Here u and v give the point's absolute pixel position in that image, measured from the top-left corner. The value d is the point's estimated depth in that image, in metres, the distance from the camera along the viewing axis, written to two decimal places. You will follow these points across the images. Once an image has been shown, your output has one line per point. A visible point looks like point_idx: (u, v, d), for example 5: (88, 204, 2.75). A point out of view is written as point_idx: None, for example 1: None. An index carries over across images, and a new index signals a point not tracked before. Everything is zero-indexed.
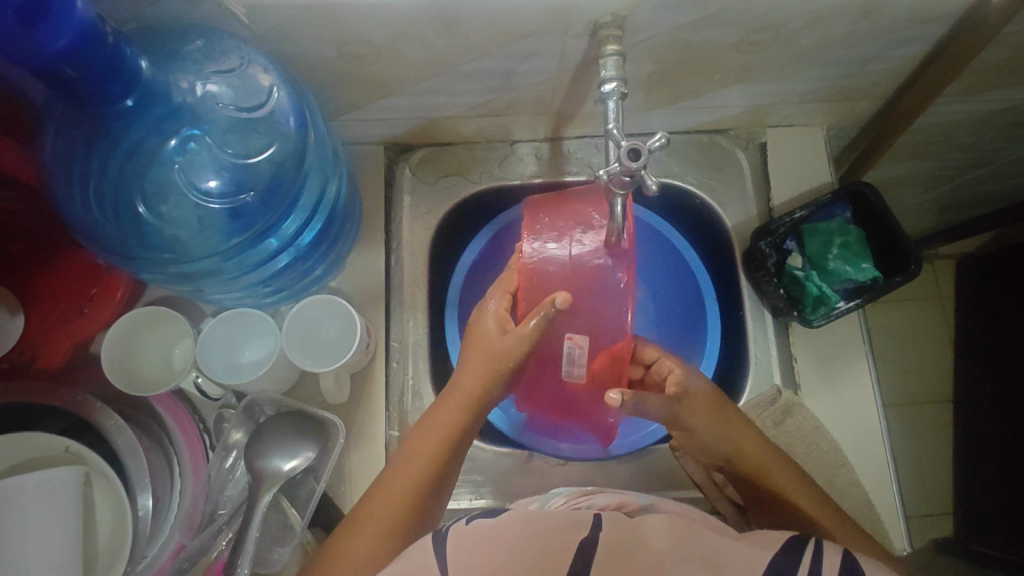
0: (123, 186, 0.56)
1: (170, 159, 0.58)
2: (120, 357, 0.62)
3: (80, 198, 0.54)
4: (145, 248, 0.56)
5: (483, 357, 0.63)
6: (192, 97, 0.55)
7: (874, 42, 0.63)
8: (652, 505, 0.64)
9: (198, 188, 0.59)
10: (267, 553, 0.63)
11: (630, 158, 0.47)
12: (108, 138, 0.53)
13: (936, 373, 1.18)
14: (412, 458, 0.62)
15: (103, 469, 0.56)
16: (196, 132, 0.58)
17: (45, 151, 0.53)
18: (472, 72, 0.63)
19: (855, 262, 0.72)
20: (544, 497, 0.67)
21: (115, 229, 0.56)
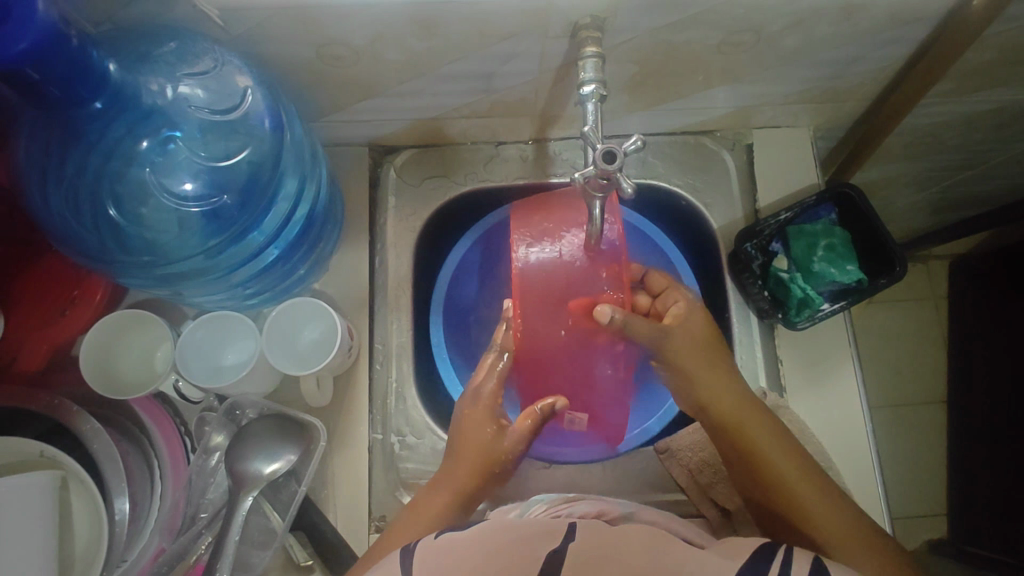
0: (97, 189, 0.56)
1: (146, 161, 0.57)
2: (99, 361, 0.62)
3: (54, 202, 0.54)
4: (120, 250, 0.56)
5: (476, 450, 0.65)
6: (164, 100, 0.55)
7: (856, 43, 0.63)
8: (633, 513, 0.63)
9: (173, 190, 0.58)
10: (246, 558, 0.63)
11: (605, 161, 0.47)
12: (81, 140, 0.53)
13: (929, 374, 1.18)
14: (448, 476, 0.65)
15: (79, 474, 0.56)
16: (172, 134, 0.58)
17: (19, 154, 0.53)
18: (453, 74, 0.63)
19: (840, 265, 0.71)
20: (525, 504, 0.66)
21: (90, 232, 0.55)
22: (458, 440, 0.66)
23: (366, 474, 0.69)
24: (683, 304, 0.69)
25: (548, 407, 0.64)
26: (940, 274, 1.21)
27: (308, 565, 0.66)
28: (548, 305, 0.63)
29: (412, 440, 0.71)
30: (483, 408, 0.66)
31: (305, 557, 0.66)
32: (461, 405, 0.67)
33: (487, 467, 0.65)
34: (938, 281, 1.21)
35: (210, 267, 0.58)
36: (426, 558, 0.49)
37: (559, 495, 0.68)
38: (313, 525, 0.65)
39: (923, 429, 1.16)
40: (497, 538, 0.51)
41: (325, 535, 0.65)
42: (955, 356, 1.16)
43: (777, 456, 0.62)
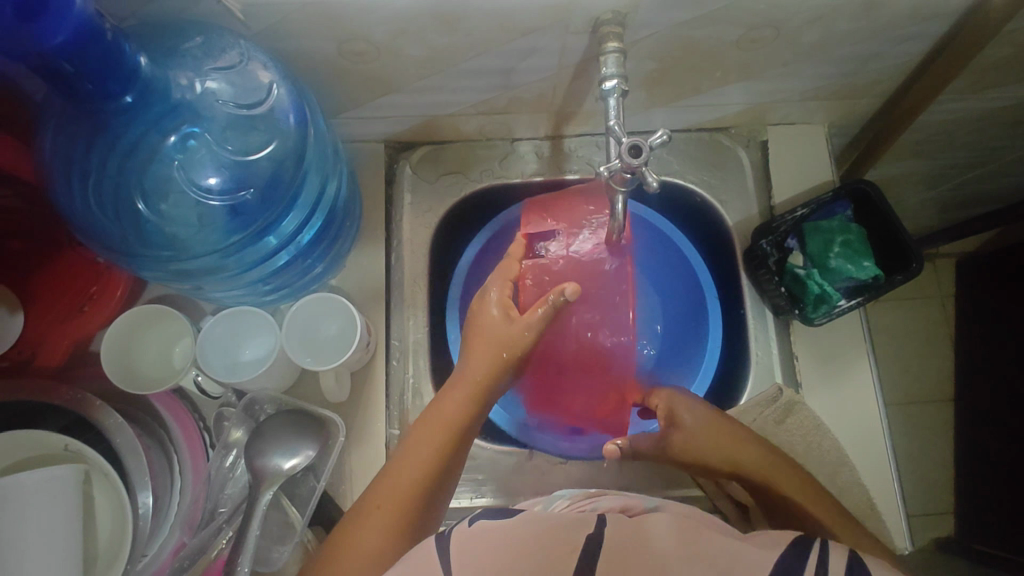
0: (123, 183, 0.56)
1: (170, 156, 0.58)
2: (120, 356, 0.62)
3: (80, 195, 0.54)
4: (142, 245, 0.56)
5: (491, 346, 0.62)
6: (191, 94, 0.55)
7: (875, 39, 0.63)
8: (658, 506, 0.63)
9: (197, 185, 0.58)
10: (266, 553, 0.63)
11: (631, 155, 0.47)
12: (109, 134, 0.53)
13: (938, 371, 1.18)
14: (410, 459, 0.59)
15: (103, 467, 0.56)
16: (196, 129, 0.57)
17: (46, 147, 0.53)
18: (472, 69, 0.63)
19: (857, 261, 0.71)
20: (548, 499, 0.67)
21: (115, 226, 0.56)
22: (473, 338, 0.63)
23: (383, 469, 0.69)
24: (665, 408, 0.68)
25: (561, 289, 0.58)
26: (950, 272, 1.21)
27: None
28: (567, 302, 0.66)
29: None
30: (491, 309, 0.63)
31: None
32: (473, 310, 0.65)
33: (498, 357, 0.61)
34: (947, 278, 1.21)
35: (231, 263, 0.59)
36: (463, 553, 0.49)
37: (582, 490, 0.68)
38: (331, 520, 0.66)
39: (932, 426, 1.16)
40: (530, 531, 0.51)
41: None
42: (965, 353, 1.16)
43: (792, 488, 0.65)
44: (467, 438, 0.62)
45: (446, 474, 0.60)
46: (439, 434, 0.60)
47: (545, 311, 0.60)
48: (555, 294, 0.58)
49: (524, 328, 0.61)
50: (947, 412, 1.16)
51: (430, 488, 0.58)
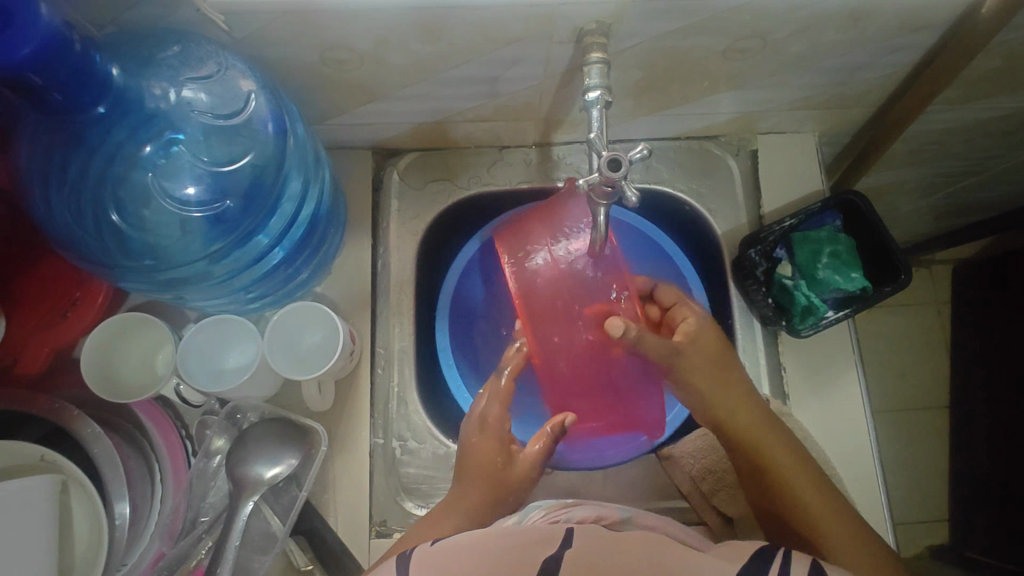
0: (100, 193, 0.56)
1: (149, 165, 0.57)
2: (101, 363, 0.62)
3: (58, 207, 0.54)
4: (123, 255, 0.56)
5: (481, 484, 0.63)
6: (167, 103, 0.55)
7: (863, 50, 0.63)
8: (632, 517, 0.63)
9: (175, 194, 0.58)
10: (246, 562, 0.63)
11: (610, 168, 0.46)
12: (83, 143, 0.53)
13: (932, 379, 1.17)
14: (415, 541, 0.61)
15: (79, 478, 0.54)
16: (174, 137, 0.57)
17: (21, 157, 0.52)
18: (458, 78, 0.63)
19: (845, 272, 0.71)
20: (524, 509, 0.65)
21: (92, 236, 0.55)
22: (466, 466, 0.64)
23: (367, 479, 0.69)
24: (690, 325, 0.66)
25: (559, 422, 0.64)
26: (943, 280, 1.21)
27: (307, 570, 0.65)
28: (561, 312, 0.65)
29: (413, 445, 0.71)
30: (491, 437, 0.64)
31: (305, 561, 0.66)
32: (466, 432, 0.66)
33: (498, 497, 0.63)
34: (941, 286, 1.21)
35: (212, 272, 0.58)
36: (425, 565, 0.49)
37: (559, 501, 0.67)
38: (314, 530, 0.65)
39: (924, 435, 1.15)
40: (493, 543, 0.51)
41: (326, 540, 0.65)
42: (957, 362, 1.16)
43: (791, 469, 0.62)
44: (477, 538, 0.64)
45: None
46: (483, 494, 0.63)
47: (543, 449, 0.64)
48: (554, 428, 0.64)
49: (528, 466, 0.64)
50: (939, 420, 1.15)
51: None
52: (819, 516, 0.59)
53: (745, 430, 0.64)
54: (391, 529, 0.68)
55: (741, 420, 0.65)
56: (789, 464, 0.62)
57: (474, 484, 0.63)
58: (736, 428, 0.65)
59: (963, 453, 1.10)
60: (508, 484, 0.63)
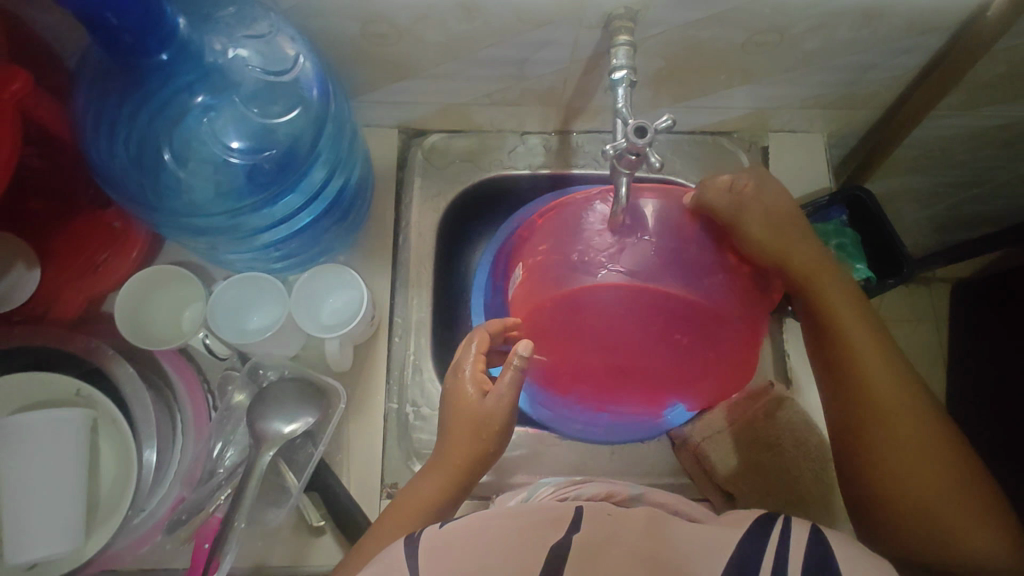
0: (151, 135, 0.58)
1: (200, 116, 0.60)
2: (132, 310, 0.64)
3: (110, 146, 0.57)
4: (169, 198, 0.59)
5: (466, 427, 0.60)
6: (225, 59, 0.57)
7: (874, 50, 0.66)
8: (643, 495, 0.64)
9: (223, 146, 0.61)
10: (262, 512, 0.66)
11: (637, 135, 0.49)
12: (142, 89, 0.56)
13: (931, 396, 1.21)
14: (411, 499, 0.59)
15: (111, 414, 0.56)
16: (225, 92, 0.60)
17: (81, 98, 0.55)
18: (488, 58, 0.66)
19: (849, 263, 0.75)
20: (532, 488, 0.68)
21: (141, 175, 0.58)
22: (449, 416, 0.61)
23: (380, 442, 0.70)
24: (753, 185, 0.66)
25: (516, 350, 0.60)
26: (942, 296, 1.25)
27: (320, 526, 0.67)
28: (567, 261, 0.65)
29: (426, 411, 0.73)
30: (466, 384, 0.61)
31: (318, 517, 0.67)
32: (445, 385, 0.63)
33: (480, 446, 0.60)
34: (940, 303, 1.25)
35: (248, 223, 0.61)
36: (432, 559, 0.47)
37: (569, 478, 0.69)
38: (328, 487, 0.66)
39: None
40: (502, 528, 0.49)
41: (339, 497, 0.66)
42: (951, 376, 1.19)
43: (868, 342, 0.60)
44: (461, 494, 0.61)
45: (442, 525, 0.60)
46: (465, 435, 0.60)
47: (511, 382, 0.60)
48: (514, 359, 0.60)
49: (501, 398, 0.60)
50: None
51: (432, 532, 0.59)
52: (884, 411, 0.57)
53: (818, 293, 0.63)
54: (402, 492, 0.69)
55: (834, 306, 0.62)
56: (878, 368, 0.58)
57: (450, 434, 0.61)
58: (816, 290, 0.63)
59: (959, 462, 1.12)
60: (485, 426, 0.60)
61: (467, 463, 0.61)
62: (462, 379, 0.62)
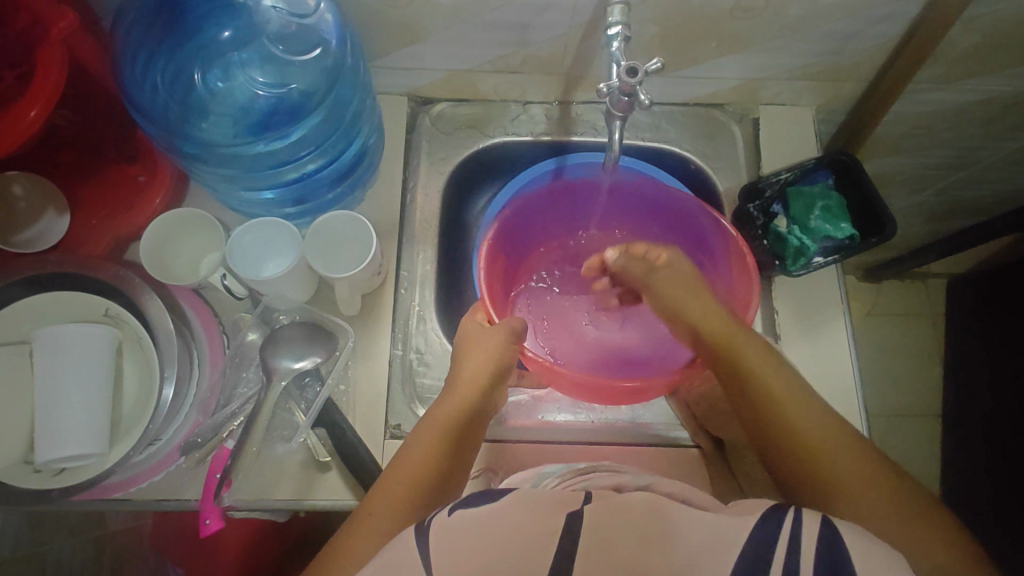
0: (183, 67, 0.64)
1: (227, 55, 0.65)
2: (156, 248, 0.68)
3: (147, 78, 0.62)
4: (194, 129, 0.64)
5: (481, 348, 0.64)
6: (253, 3, 0.62)
7: (855, 17, 0.71)
8: (651, 485, 0.59)
9: (246, 83, 0.66)
10: (271, 447, 0.69)
11: (628, 75, 0.55)
12: (181, 23, 0.62)
13: (928, 386, 1.26)
14: (408, 463, 0.58)
15: (136, 335, 0.60)
16: (251, 33, 0.65)
17: (119, 31, 0.60)
18: (492, 22, 0.70)
19: (835, 222, 0.78)
20: (537, 477, 0.66)
21: (170, 104, 0.64)
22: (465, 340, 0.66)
23: (385, 385, 0.73)
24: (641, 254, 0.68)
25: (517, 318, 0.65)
26: (937, 291, 1.31)
27: (325, 462, 0.69)
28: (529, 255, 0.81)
29: (429, 359, 0.76)
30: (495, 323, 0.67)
31: (325, 453, 0.69)
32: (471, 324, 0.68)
33: (474, 396, 0.62)
34: (936, 296, 1.31)
35: (261, 158, 0.66)
36: (442, 547, 0.44)
37: (572, 467, 0.68)
38: (334, 423, 0.68)
39: (918, 435, 1.23)
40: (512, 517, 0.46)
41: (344, 433, 0.68)
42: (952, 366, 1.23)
43: (793, 395, 0.57)
44: (466, 447, 0.62)
45: (452, 472, 0.59)
46: (469, 388, 0.62)
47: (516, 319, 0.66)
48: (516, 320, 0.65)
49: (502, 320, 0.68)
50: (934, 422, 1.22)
51: (438, 485, 0.57)
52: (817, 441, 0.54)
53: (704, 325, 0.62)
54: (404, 432, 0.72)
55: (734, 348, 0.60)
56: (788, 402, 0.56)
57: (453, 398, 0.62)
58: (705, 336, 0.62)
59: (961, 445, 1.15)
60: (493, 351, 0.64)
61: (471, 421, 0.62)
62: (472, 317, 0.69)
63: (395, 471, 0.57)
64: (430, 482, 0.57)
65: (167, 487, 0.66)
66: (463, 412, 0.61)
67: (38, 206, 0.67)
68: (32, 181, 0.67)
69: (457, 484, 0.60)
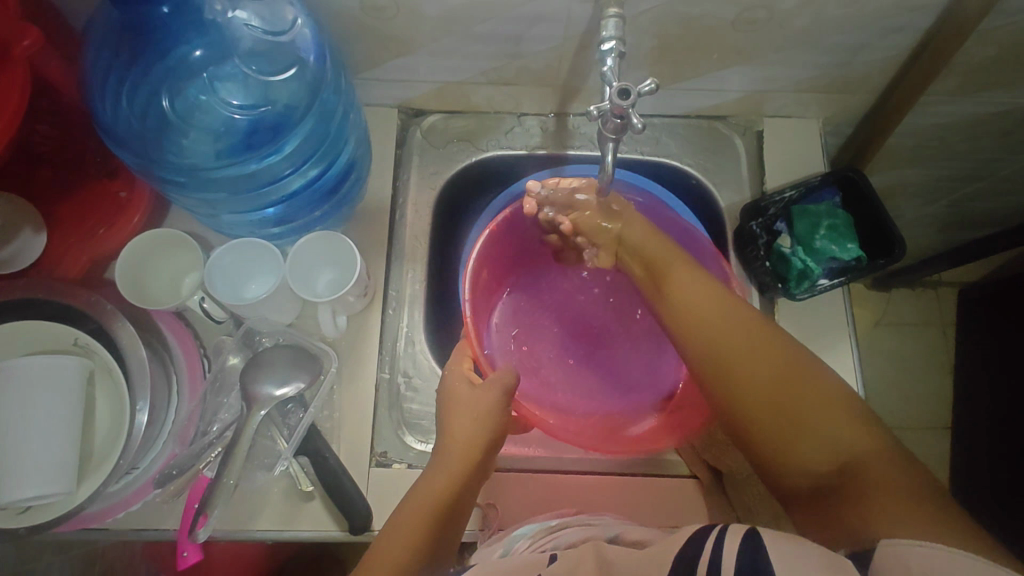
0: (156, 87, 0.62)
1: (202, 74, 0.63)
2: (134, 270, 0.66)
3: (118, 100, 0.60)
4: (169, 151, 0.62)
5: (467, 409, 0.63)
6: (224, 19, 0.60)
7: (863, 29, 0.68)
8: (618, 535, 0.55)
9: (223, 101, 0.64)
10: (252, 476, 0.67)
11: (619, 98, 0.52)
12: (151, 43, 0.59)
13: (938, 402, 1.22)
14: (399, 529, 0.55)
15: (107, 365, 0.58)
16: (227, 49, 0.62)
17: (89, 54, 0.58)
18: (483, 34, 0.67)
19: (841, 242, 0.74)
20: (508, 541, 0.61)
21: (143, 126, 0.61)
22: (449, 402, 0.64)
23: (371, 411, 0.70)
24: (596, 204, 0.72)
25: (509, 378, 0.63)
26: (949, 303, 1.27)
27: (309, 491, 0.67)
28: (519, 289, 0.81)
29: (418, 382, 0.74)
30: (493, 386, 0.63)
31: (307, 482, 0.67)
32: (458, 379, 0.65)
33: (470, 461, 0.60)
34: (947, 308, 1.27)
35: (239, 180, 0.63)
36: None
37: (544, 526, 0.62)
38: (317, 451, 0.65)
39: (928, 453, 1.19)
40: None
41: (327, 462, 0.65)
42: (963, 383, 1.19)
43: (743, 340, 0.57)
44: (461, 512, 0.59)
45: (444, 541, 0.57)
46: (463, 456, 0.61)
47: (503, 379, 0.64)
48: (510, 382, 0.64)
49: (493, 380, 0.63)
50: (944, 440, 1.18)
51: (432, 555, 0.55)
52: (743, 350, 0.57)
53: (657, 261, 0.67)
54: (391, 460, 0.70)
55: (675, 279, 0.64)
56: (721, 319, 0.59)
57: (444, 468, 0.60)
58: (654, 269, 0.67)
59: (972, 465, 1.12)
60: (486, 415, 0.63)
61: (467, 485, 0.60)
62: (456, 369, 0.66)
63: (383, 541, 0.55)
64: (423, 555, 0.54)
65: (144, 516, 0.64)
66: (460, 486, 0.59)
67: (11, 226, 0.64)
68: (8, 202, 0.64)
69: (456, 535, 0.60)
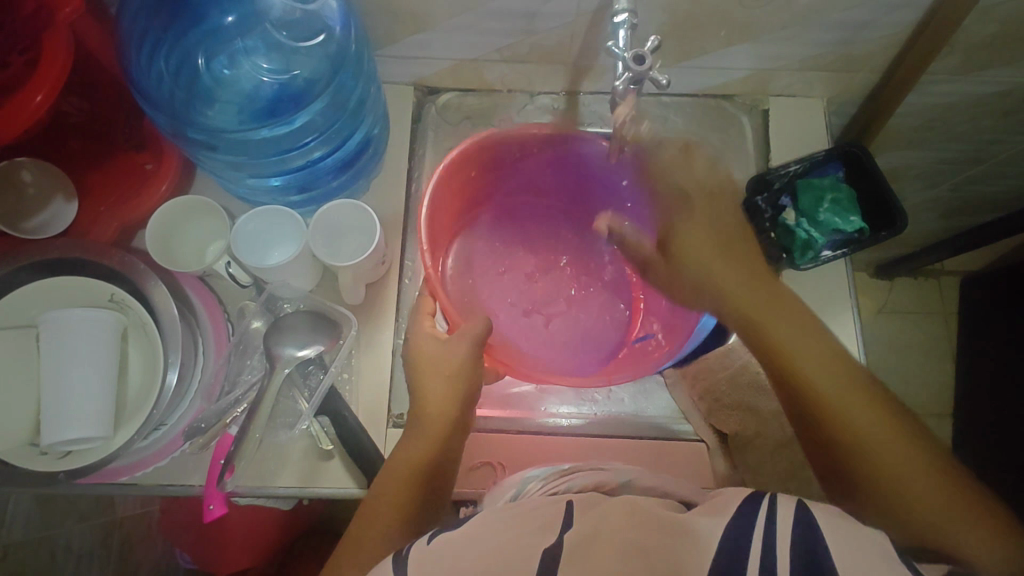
0: (189, 53, 0.65)
1: (233, 42, 0.66)
2: (162, 237, 0.69)
3: (154, 65, 0.63)
4: (200, 114, 0.65)
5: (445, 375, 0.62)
6: None
7: (866, 6, 0.70)
8: (632, 481, 0.58)
9: (253, 68, 0.67)
10: (274, 434, 0.70)
11: (636, 63, 0.57)
12: (186, 10, 0.63)
13: (937, 386, 1.24)
14: (381, 501, 0.59)
15: (141, 321, 0.61)
16: (256, 16, 0.66)
17: (125, 21, 0.61)
18: (498, 10, 0.70)
19: (845, 215, 0.76)
20: (520, 482, 0.63)
21: (177, 89, 0.65)
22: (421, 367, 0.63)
23: (389, 373, 0.73)
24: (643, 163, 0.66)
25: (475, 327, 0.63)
26: (950, 289, 1.29)
27: (329, 450, 0.69)
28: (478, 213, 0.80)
29: None
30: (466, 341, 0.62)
31: (328, 442, 0.69)
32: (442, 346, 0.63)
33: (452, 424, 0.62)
34: (948, 294, 1.29)
35: (267, 144, 0.66)
36: (422, 566, 0.43)
37: (558, 470, 0.64)
38: (336, 411, 0.68)
39: None
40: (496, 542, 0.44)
41: (346, 422, 0.68)
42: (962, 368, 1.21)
43: (853, 397, 0.54)
44: (450, 469, 0.63)
45: (430, 502, 0.61)
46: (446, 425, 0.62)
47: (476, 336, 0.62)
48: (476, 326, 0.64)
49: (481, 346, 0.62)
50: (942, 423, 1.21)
51: (418, 516, 0.59)
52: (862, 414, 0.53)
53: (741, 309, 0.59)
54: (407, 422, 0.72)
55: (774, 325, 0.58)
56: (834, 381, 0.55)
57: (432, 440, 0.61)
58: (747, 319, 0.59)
59: None
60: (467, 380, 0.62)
61: (449, 447, 0.62)
62: (419, 327, 0.65)
63: (366, 510, 0.59)
64: (410, 520, 0.58)
65: (171, 473, 0.66)
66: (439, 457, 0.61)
67: (46, 192, 0.67)
68: (40, 168, 0.67)
69: (449, 487, 0.64)
